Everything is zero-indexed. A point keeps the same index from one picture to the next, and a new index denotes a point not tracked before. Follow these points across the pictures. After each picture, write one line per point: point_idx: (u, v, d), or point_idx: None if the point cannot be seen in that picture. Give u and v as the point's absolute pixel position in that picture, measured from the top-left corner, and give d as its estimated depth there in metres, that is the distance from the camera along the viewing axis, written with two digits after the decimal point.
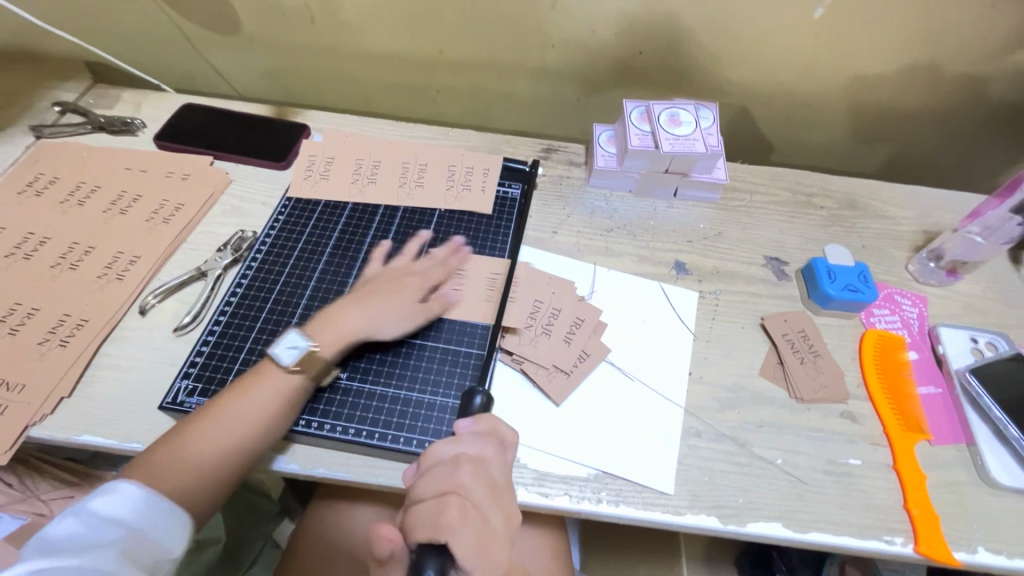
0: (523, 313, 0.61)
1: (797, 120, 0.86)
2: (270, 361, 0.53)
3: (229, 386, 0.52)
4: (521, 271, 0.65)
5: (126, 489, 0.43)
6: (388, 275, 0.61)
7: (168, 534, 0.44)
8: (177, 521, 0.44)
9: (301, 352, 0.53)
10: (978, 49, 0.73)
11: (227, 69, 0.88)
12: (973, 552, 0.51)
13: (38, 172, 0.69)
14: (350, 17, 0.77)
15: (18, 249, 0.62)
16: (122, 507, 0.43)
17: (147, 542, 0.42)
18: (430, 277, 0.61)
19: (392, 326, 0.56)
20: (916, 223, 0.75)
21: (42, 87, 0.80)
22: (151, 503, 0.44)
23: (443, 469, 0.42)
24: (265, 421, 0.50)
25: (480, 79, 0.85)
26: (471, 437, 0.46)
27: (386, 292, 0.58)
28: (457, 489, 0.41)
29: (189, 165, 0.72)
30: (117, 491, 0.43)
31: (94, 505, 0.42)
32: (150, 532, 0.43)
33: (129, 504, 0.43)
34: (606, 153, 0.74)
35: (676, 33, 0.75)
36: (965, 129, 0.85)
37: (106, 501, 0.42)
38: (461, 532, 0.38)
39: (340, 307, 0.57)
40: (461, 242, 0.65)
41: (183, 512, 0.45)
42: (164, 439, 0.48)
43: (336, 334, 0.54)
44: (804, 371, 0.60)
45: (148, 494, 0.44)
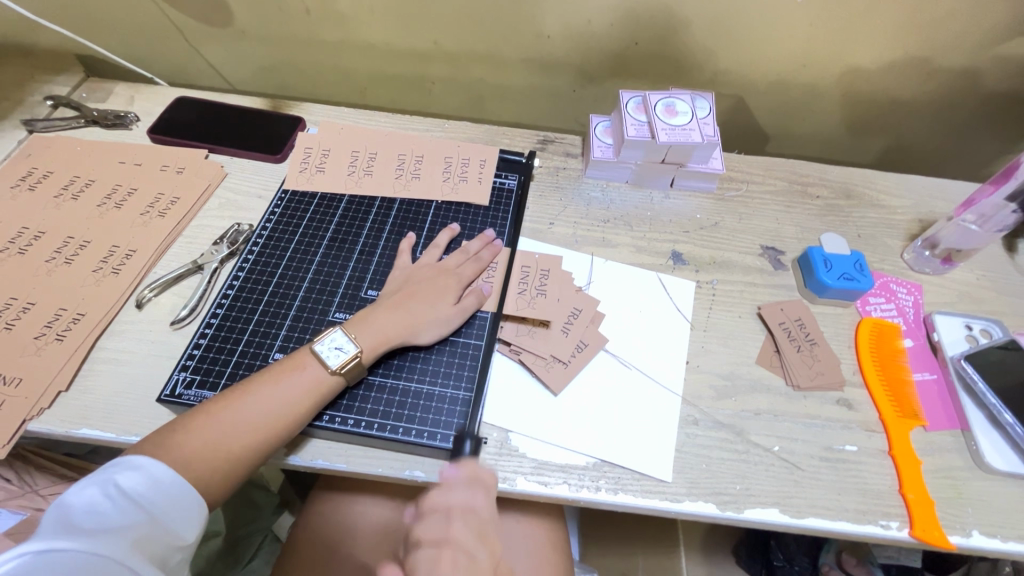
0: (513, 280, 0.63)
1: (793, 111, 0.86)
2: (312, 358, 0.53)
3: (254, 378, 0.51)
4: (518, 261, 0.65)
5: (150, 472, 0.44)
6: (427, 274, 0.61)
7: (178, 524, 0.44)
8: (190, 510, 0.45)
9: (345, 356, 0.52)
10: (973, 39, 0.73)
11: (220, 62, 0.87)
12: (967, 536, 0.51)
13: (31, 167, 0.69)
14: (344, 9, 0.77)
15: (12, 243, 0.62)
16: (139, 491, 0.43)
17: (158, 530, 0.43)
18: (465, 275, 0.61)
19: (431, 332, 0.57)
20: (912, 212, 0.76)
21: (33, 81, 0.79)
22: (167, 490, 0.44)
23: (437, 519, 0.45)
24: (301, 412, 0.50)
25: (475, 71, 0.85)
26: (460, 483, 0.48)
27: (428, 295, 0.58)
28: (449, 539, 0.44)
29: (183, 159, 0.72)
30: (137, 473, 0.43)
31: (111, 486, 0.42)
32: (162, 521, 0.43)
33: (148, 489, 0.43)
34: (602, 144, 0.74)
35: (672, 23, 0.75)
36: (959, 119, 0.85)
37: (125, 482, 0.43)
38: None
39: (382, 309, 0.56)
40: (489, 237, 0.65)
41: (197, 499, 0.46)
42: (178, 425, 0.48)
43: (380, 337, 0.54)
44: (801, 359, 0.61)
45: (169, 480, 0.44)
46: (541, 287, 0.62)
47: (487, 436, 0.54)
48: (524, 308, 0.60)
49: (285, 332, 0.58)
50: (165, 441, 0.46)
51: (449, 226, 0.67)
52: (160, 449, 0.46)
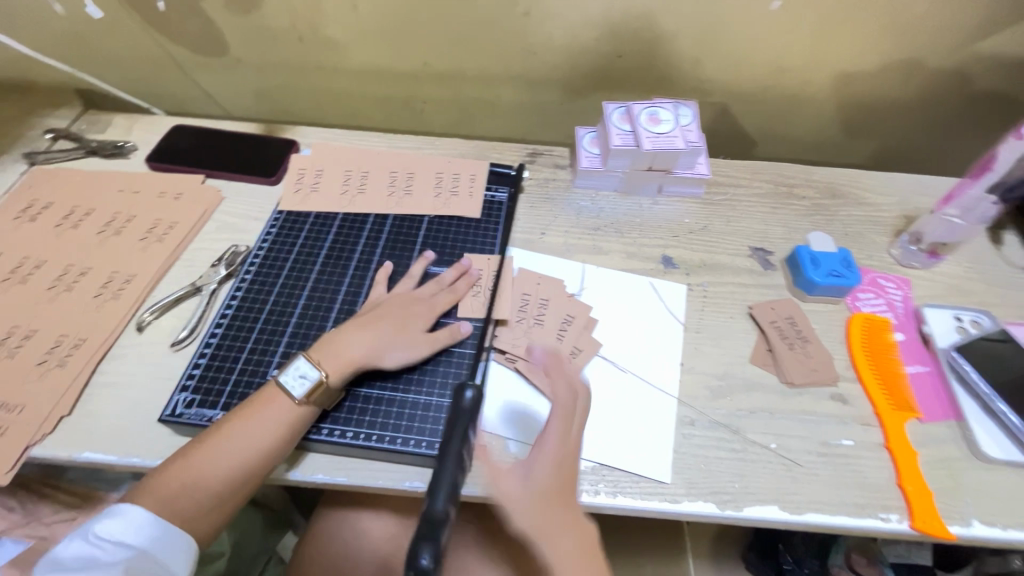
0: (506, 289, 0.64)
1: (776, 115, 0.88)
2: (277, 388, 0.53)
3: (228, 415, 0.52)
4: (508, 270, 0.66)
5: (127, 519, 0.47)
6: (399, 300, 0.61)
7: (166, 558, 0.47)
8: (174, 546, 0.48)
9: (310, 383, 0.52)
10: (945, 38, 0.75)
11: (215, 90, 0.90)
12: (968, 525, 0.52)
13: (33, 198, 0.70)
14: (334, 34, 0.79)
15: (15, 273, 0.63)
16: (118, 536, 0.46)
17: (146, 564, 0.47)
18: (437, 306, 0.61)
19: (396, 356, 0.56)
20: (897, 209, 0.77)
21: (34, 115, 0.81)
22: (150, 532, 0.47)
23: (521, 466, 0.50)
24: (274, 447, 0.50)
25: (464, 89, 0.87)
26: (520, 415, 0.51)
27: (395, 322, 0.58)
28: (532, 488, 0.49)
29: (181, 185, 0.73)
30: (114, 520, 0.47)
31: (93, 534, 0.47)
32: (148, 555, 0.47)
33: (126, 533, 0.46)
34: (589, 154, 0.75)
35: (653, 35, 0.77)
36: (939, 117, 0.87)
37: (103, 530, 0.47)
38: (562, 516, 0.48)
39: (350, 330, 0.57)
40: (463, 266, 0.65)
41: (180, 533, 0.48)
42: (161, 469, 0.49)
43: (345, 362, 0.54)
44: (794, 356, 0.62)
45: (145, 524, 0.47)
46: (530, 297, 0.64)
47: (485, 444, 0.54)
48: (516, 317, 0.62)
49: (283, 349, 0.59)
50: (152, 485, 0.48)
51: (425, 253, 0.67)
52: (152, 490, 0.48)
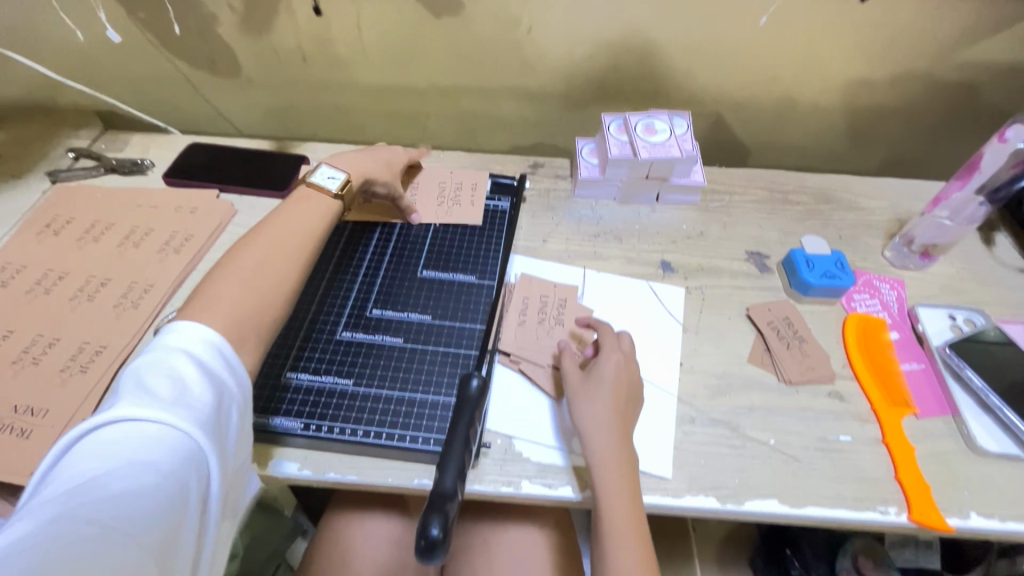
0: (513, 311, 0.65)
1: (770, 124, 0.91)
2: (311, 189, 0.62)
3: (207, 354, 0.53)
4: (519, 291, 0.67)
5: (194, 331, 0.44)
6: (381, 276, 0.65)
7: (232, 388, 0.44)
8: (236, 375, 0.45)
9: None
10: (929, 46, 0.78)
11: (228, 110, 0.93)
12: (966, 518, 0.52)
13: (56, 213, 0.74)
14: (342, 54, 0.83)
15: (38, 285, 0.66)
16: (189, 347, 0.43)
17: (218, 386, 0.43)
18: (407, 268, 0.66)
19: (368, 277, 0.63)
20: (890, 213, 0.79)
21: (57, 136, 0.85)
22: (218, 349, 0.45)
23: (581, 409, 0.54)
24: None
25: (467, 104, 0.90)
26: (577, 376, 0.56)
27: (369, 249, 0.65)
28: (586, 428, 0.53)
29: (197, 199, 0.76)
30: (182, 333, 0.44)
31: (159, 348, 0.43)
32: (218, 376, 0.43)
33: (195, 343, 0.44)
34: (588, 164, 0.78)
35: (647, 50, 0.80)
36: (928, 123, 0.89)
37: (171, 343, 0.43)
38: (612, 459, 0.51)
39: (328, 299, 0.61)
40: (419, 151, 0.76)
41: (244, 376, 0.46)
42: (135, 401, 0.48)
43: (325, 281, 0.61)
44: (790, 355, 0.63)
45: (216, 338, 0.45)
46: (544, 312, 0.65)
47: (491, 442, 0.56)
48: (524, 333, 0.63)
49: (295, 351, 0.61)
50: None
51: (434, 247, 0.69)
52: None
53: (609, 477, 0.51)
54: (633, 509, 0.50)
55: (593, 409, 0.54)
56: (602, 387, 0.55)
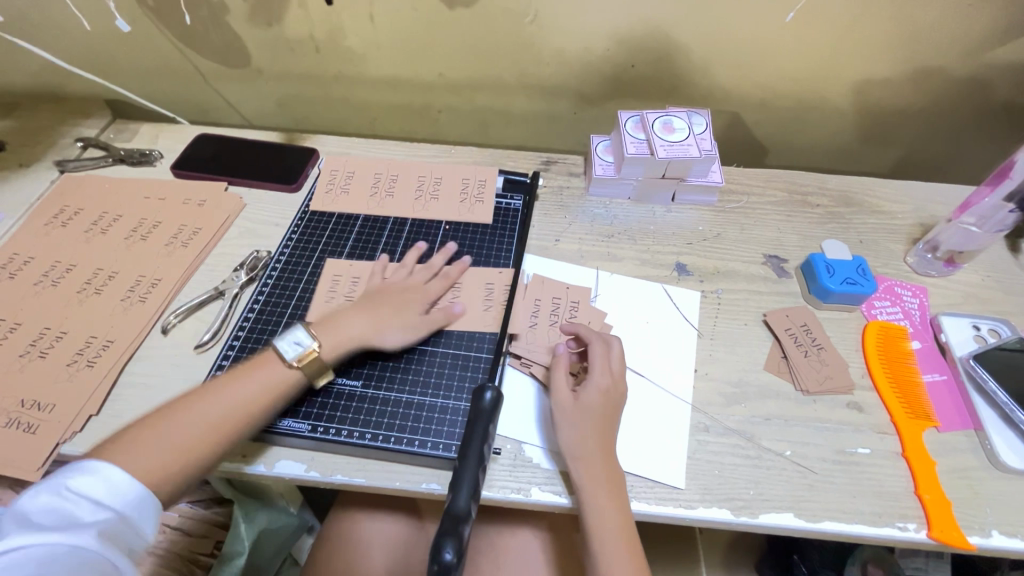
0: (524, 306, 0.64)
1: (790, 122, 0.88)
2: (275, 354, 0.54)
3: (220, 378, 0.52)
4: (532, 292, 0.65)
5: (105, 475, 0.43)
6: (394, 286, 0.63)
7: (141, 523, 0.44)
8: (149, 511, 0.44)
9: (303, 349, 0.54)
10: (960, 45, 0.75)
11: (238, 100, 0.92)
12: (987, 536, 0.51)
13: (64, 204, 0.73)
14: (353, 45, 0.81)
15: (46, 277, 0.66)
16: (97, 494, 0.42)
17: (125, 527, 0.43)
18: (431, 292, 0.63)
19: (393, 337, 0.58)
20: (913, 217, 0.77)
21: (65, 124, 0.84)
22: (130, 490, 0.44)
23: (566, 433, 0.53)
24: (262, 395, 0.51)
25: (479, 98, 0.88)
26: (562, 402, 0.54)
27: (393, 305, 0.60)
28: (573, 454, 0.52)
29: (205, 192, 0.75)
30: (91, 476, 0.43)
31: (64, 488, 0.42)
32: (126, 518, 0.43)
33: (102, 489, 0.43)
34: (603, 162, 0.76)
35: (666, 44, 0.78)
36: (954, 124, 0.86)
37: (78, 485, 0.42)
38: (600, 484, 0.50)
39: (349, 313, 0.59)
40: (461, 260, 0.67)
41: (156, 513, 0.45)
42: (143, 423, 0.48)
43: (342, 338, 0.56)
44: (808, 363, 0.62)
45: (127, 480, 0.44)
46: (554, 312, 0.64)
47: (500, 447, 0.55)
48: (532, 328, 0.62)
49: None
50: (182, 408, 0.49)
51: (446, 246, 0.68)
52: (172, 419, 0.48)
53: (599, 499, 0.50)
54: (620, 522, 0.50)
55: (578, 432, 0.52)
56: (586, 405, 0.54)
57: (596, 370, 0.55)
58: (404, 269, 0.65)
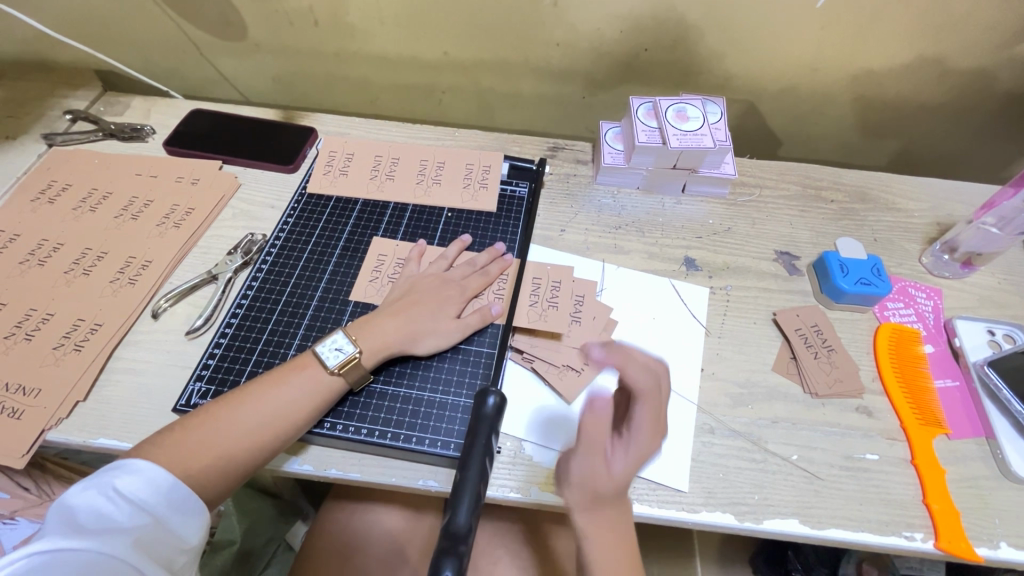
0: (525, 293, 0.62)
1: (806, 113, 0.85)
2: (313, 359, 0.53)
3: (255, 380, 0.52)
4: (530, 272, 0.64)
5: (149, 477, 0.44)
6: (430, 283, 0.60)
7: (181, 526, 0.45)
8: (189, 513, 0.45)
9: (344, 357, 0.53)
10: (990, 39, 0.72)
11: (234, 74, 0.89)
12: (995, 548, 0.50)
13: (51, 179, 0.70)
14: (355, 21, 0.78)
15: (32, 255, 0.63)
16: (141, 496, 0.43)
17: (163, 532, 0.43)
18: (468, 288, 0.60)
19: (429, 342, 0.56)
20: (929, 216, 0.74)
21: (54, 95, 0.81)
22: (172, 494, 0.44)
23: (582, 462, 0.45)
24: (302, 404, 0.51)
25: (485, 80, 0.85)
26: (593, 431, 0.45)
27: (428, 305, 0.58)
28: (586, 487, 0.45)
29: (199, 170, 0.73)
30: (138, 478, 0.43)
31: (111, 488, 0.42)
32: (164, 522, 0.44)
33: (146, 492, 0.43)
34: (613, 151, 0.74)
35: (682, 29, 0.74)
36: (976, 119, 0.83)
37: (124, 485, 0.43)
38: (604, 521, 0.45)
39: (383, 315, 0.57)
40: (498, 251, 0.64)
41: (199, 513, 0.46)
42: (179, 425, 0.48)
43: (380, 344, 0.55)
44: (818, 365, 0.60)
45: (169, 484, 0.44)
46: (553, 298, 0.62)
47: (500, 445, 0.54)
48: (536, 320, 0.60)
49: (299, 340, 0.58)
50: (211, 412, 0.49)
51: (495, 245, 0.65)
52: (205, 421, 0.48)
53: (598, 543, 0.45)
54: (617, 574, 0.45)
55: (592, 475, 0.44)
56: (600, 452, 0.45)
57: (639, 422, 0.45)
58: (444, 261, 0.63)
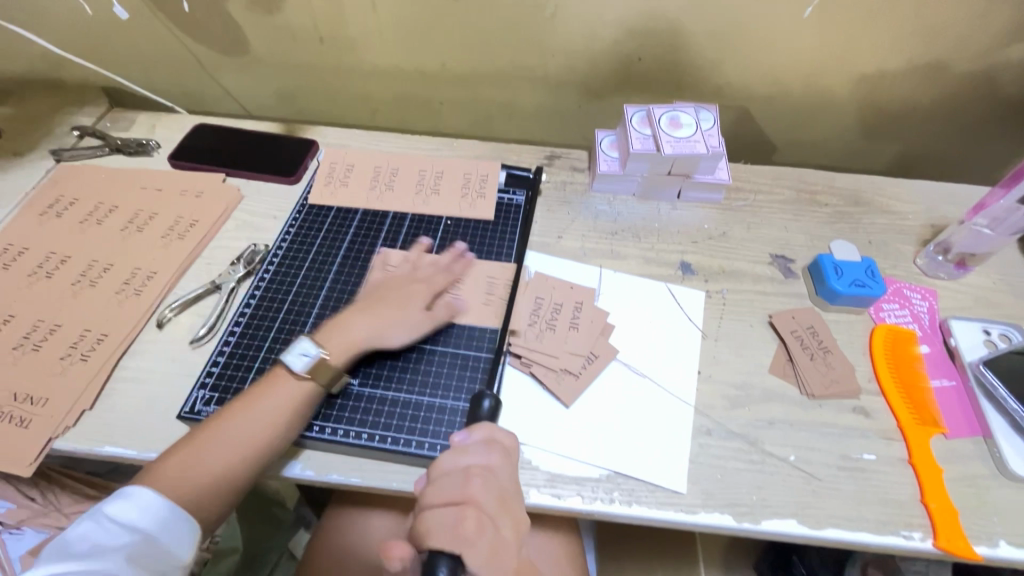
0: (524, 309, 0.62)
1: (799, 119, 0.87)
2: (283, 369, 0.54)
3: (255, 389, 0.53)
4: (534, 288, 0.64)
5: (136, 498, 0.46)
6: (393, 282, 0.62)
7: (172, 544, 0.46)
8: (182, 531, 0.46)
9: (312, 358, 0.54)
10: (979, 40, 0.73)
11: (237, 89, 0.91)
12: (994, 546, 0.50)
13: (59, 194, 0.72)
14: (355, 35, 0.80)
15: (40, 268, 0.65)
16: (131, 518, 0.45)
17: (153, 551, 0.45)
18: (433, 285, 0.62)
19: (397, 336, 0.57)
20: (923, 218, 0.75)
21: (62, 112, 0.83)
22: (159, 514, 0.46)
23: (453, 479, 0.44)
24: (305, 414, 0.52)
25: (482, 91, 0.87)
26: (476, 446, 0.47)
27: (392, 303, 0.59)
28: (468, 499, 0.43)
29: (202, 183, 0.74)
30: (128, 501, 0.46)
31: (105, 515, 0.45)
32: (153, 541, 0.45)
33: (136, 513, 0.45)
34: (608, 158, 0.75)
35: (675, 38, 0.76)
36: (969, 122, 0.84)
37: (115, 510, 0.45)
38: (477, 542, 0.41)
39: (348, 318, 0.58)
40: (459, 250, 0.66)
41: (192, 529, 0.47)
42: (187, 438, 0.50)
43: (346, 342, 0.56)
44: (814, 367, 0.60)
45: (155, 505, 0.46)
46: (553, 320, 0.62)
47: None
48: (533, 341, 0.60)
49: None
50: (218, 423, 0.50)
51: (456, 243, 0.67)
52: (190, 448, 0.49)
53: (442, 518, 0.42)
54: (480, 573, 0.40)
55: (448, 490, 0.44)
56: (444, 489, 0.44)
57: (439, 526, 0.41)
58: (414, 262, 0.65)
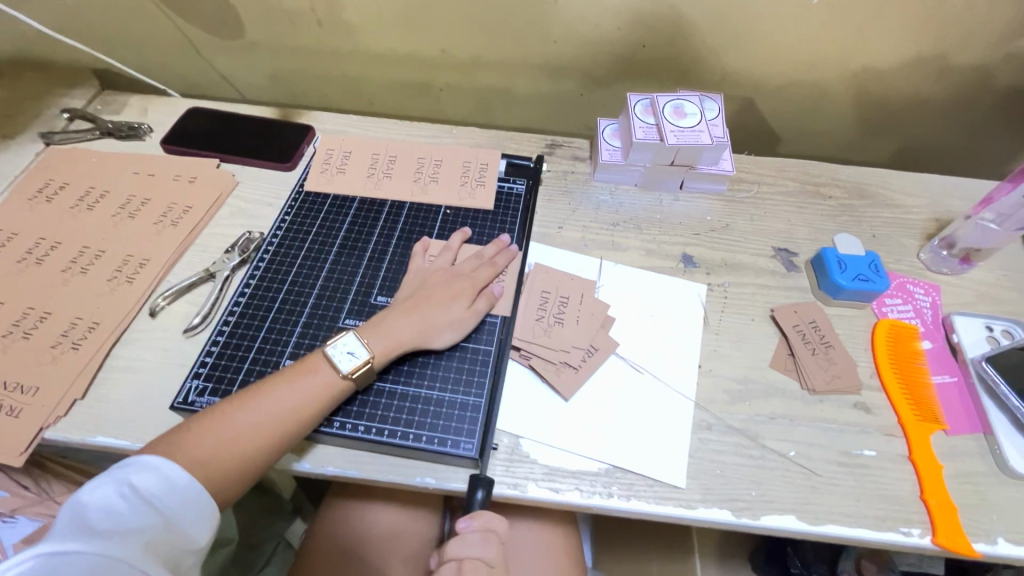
0: (532, 304, 0.61)
1: (804, 110, 0.85)
2: (324, 361, 0.53)
3: (268, 379, 0.52)
4: (539, 285, 0.63)
5: (163, 473, 0.44)
6: (439, 278, 0.61)
7: (190, 526, 0.45)
8: (200, 513, 0.45)
9: (357, 361, 0.52)
10: (990, 32, 0.71)
11: (232, 73, 0.89)
12: (993, 543, 0.50)
13: (49, 178, 0.70)
14: (352, 18, 0.78)
15: (30, 254, 0.63)
16: (154, 493, 0.43)
17: (171, 532, 0.43)
18: (479, 279, 0.60)
19: (443, 337, 0.57)
20: (928, 212, 0.74)
21: (50, 94, 0.81)
22: (183, 492, 0.45)
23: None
24: (315, 406, 0.50)
25: (482, 77, 0.85)
26: (475, 538, 0.51)
27: (440, 300, 0.58)
28: None
29: (196, 168, 0.72)
30: (153, 475, 0.44)
31: (126, 485, 0.43)
32: (173, 522, 0.44)
33: (160, 489, 0.44)
34: (610, 147, 0.73)
35: (679, 24, 0.74)
36: (975, 116, 0.83)
37: (139, 482, 0.43)
38: None
39: (395, 314, 0.56)
40: (504, 242, 0.65)
41: (208, 512, 0.46)
42: (192, 425, 0.48)
43: (392, 343, 0.54)
44: (816, 362, 0.60)
45: (182, 483, 0.45)
46: (560, 315, 0.61)
47: (498, 442, 0.54)
48: (541, 338, 0.59)
49: (296, 338, 0.58)
50: (225, 411, 0.49)
51: (500, 238, 0.65)
52: (217, 425, 0.48)
53: None
54: None
55: None
56: None
57: None
58: (451, 252, 0.64)
